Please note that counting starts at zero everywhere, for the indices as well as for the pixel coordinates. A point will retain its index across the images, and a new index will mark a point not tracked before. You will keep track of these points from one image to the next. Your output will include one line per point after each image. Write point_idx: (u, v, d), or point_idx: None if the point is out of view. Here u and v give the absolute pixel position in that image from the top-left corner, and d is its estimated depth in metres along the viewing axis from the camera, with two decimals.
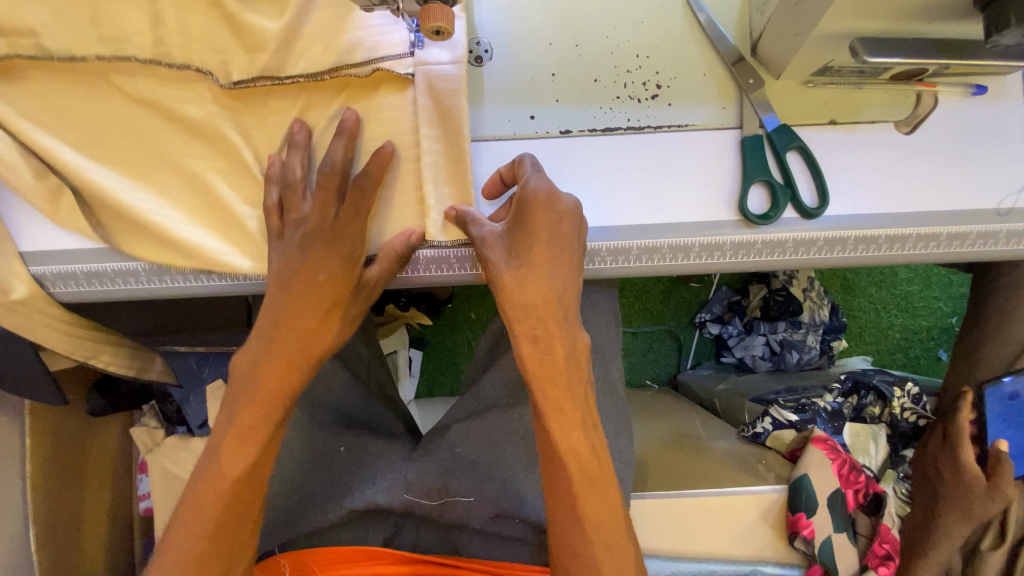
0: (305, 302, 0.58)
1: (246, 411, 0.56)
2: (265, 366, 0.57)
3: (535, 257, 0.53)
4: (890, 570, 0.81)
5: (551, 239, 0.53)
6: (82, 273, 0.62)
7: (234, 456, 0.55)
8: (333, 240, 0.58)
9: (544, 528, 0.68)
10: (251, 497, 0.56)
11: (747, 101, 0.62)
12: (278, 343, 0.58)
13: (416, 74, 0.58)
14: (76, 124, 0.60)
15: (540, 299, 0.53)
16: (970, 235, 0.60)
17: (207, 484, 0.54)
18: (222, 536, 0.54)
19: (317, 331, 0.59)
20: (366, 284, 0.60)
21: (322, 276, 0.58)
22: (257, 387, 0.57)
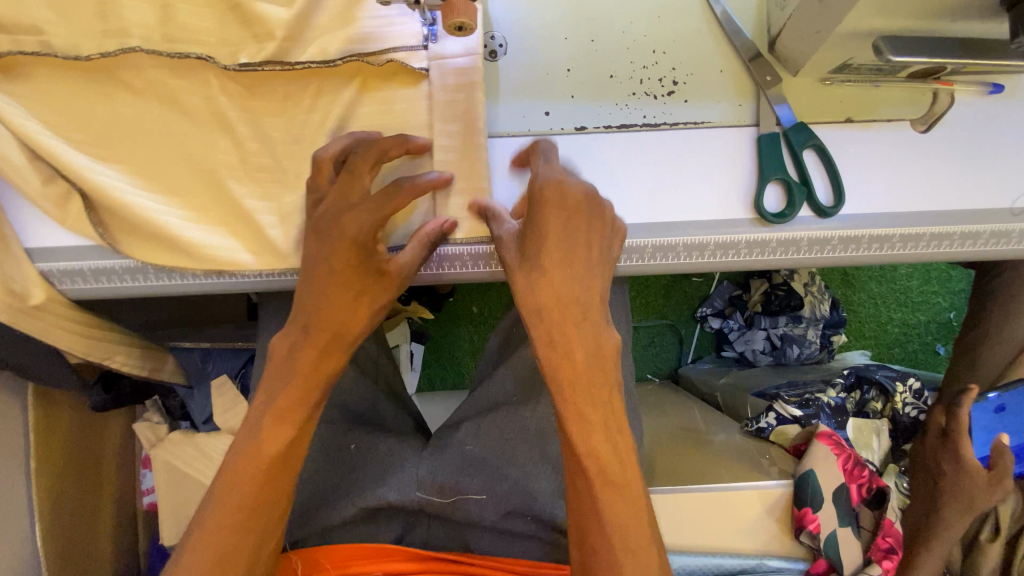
0: (335, 288, 0.55)
1: (285, 393, 0.56)
2: (302, 353, 0.56)
3: (550, 252, 0.51)
4: (894, 563, 0.81)
5: (571, 232, 0.52)
6: (89, 270, 0.61)
7: (272, 435, 0.55)
8: (354, 224, 0.54)
9: (555, 524, 0.69)
10: (282, 487, 0.55)
11: (764, 98, 0.61)
12: (310, 334, 0.56)
13: (431, 68, 0.58)
14: (79, 120, 0.58)
15: (560, 297, 0.52)
16: (982, 234, 0.60)
17: (243, 460, 0.54)
18: (258, 512, 0.54)
19: (349, 318, 0.56)
20: (392, 274, 0.56)
21: (348, 263, 0.55)
22: (295, 372, 0.56)
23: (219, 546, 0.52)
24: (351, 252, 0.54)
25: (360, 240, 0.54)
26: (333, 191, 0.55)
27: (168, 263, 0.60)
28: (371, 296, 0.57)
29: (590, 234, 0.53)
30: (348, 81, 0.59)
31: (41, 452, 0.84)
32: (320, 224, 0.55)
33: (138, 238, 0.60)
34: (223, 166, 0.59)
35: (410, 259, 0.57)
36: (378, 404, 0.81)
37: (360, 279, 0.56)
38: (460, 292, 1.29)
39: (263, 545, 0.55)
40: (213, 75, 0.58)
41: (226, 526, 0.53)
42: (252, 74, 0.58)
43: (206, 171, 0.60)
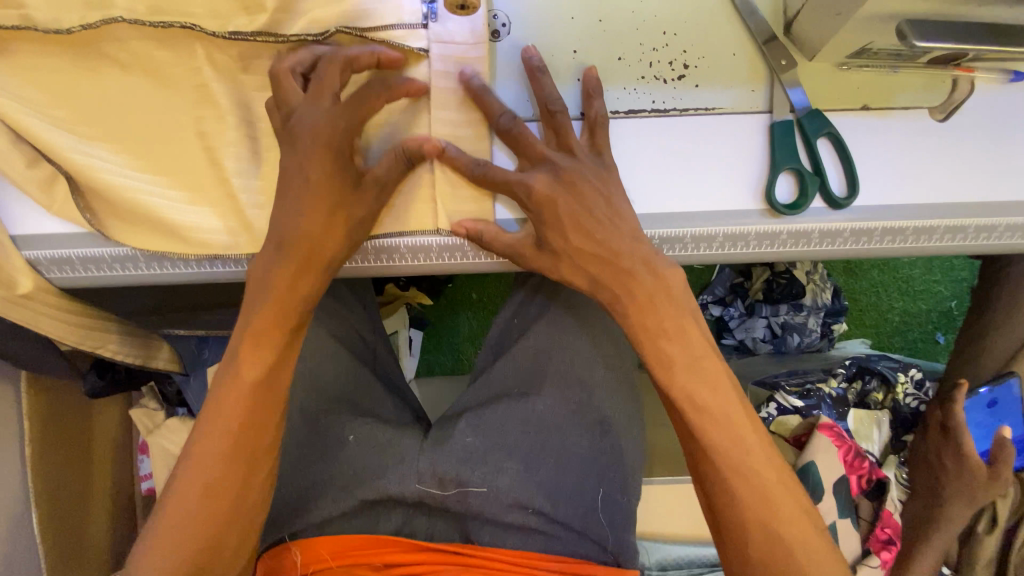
0: (312, 202, 0.54)
1: (263, 315, 0.55)
2: (277, 272, 0.55)
3: (578, 241, 0.55)
4: (893, 553, 0.84)
5: (590, 208, 0.55)
6: (77, 259, 0.59)
7: (251, 359, 0.55)
8: (327, 127, 0.53)
9: (555, 515, 0.69)
10: (266, 409, 0.55)
11: (778, 83, 0.59)
12: (288, 248, 0.55)
13: (430, 50, 0.56)
14: (63, 100, 0.56)
15: (625, 265, 0.55)
16: (997, 228, 0.59)
17: (227, 386, 0.54)
18: (244, 439, 0.54)
19: (324, 238, 0.55)
20: (369, 185, 0.55)
21: (323, 171, 0.54)
22: (273, 296, 0.55)
23: (204, 478, 0.53)
24: (325, 158, 0.54)
25: (335, 146, 0.54)
26: (302, 101, 0.53)
27: (156, 250, 0.58)
28: (347, 210, 0.55)
29: (614, 206, 0.55)
30: None
31: (37, 440, 0.83)
32: (293, 132, 0.53)
33: (128, 224, 0.58)
34: (213, 148, 0.57)
35: (386, 171, 0.56)
36: (376, 392, 0.80)
37: (335, 191, 0.55)
38: (459, 278, 1.28)
39: (252, 476, 0.55)
40: (201, 48, 0.55)
41: (214, 453, 0.53)
42: (243, 48, 0.56)
43: (198, 153, 0.57)
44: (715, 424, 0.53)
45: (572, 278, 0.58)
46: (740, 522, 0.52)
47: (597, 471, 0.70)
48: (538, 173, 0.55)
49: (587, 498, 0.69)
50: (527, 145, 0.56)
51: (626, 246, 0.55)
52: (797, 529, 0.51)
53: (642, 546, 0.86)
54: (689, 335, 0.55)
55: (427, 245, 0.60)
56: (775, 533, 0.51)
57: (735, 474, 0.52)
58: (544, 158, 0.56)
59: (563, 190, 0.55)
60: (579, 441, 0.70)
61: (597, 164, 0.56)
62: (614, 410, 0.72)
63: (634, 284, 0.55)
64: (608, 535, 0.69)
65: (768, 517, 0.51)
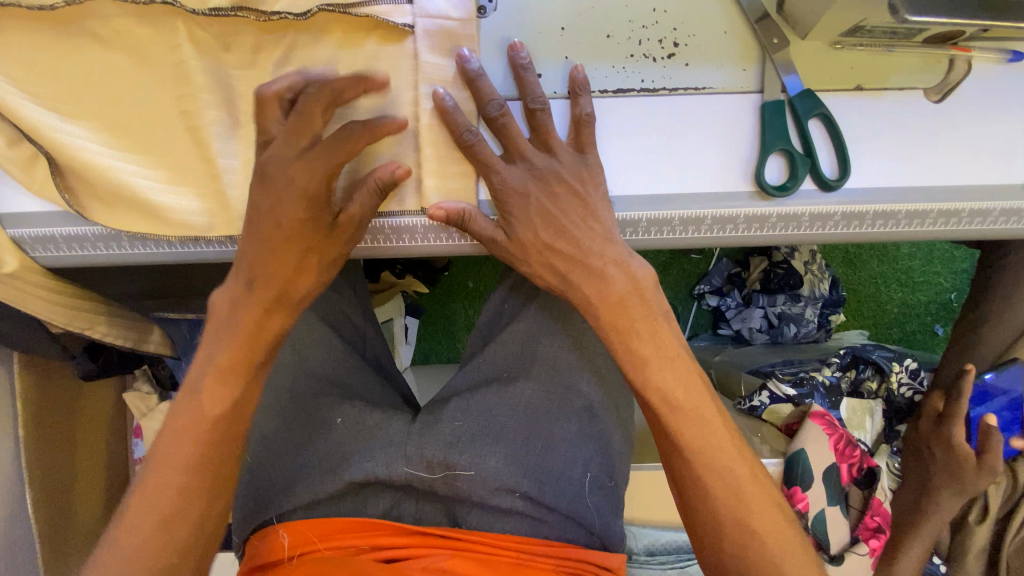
0: (281, 244, 0.55)
1: (234, 348, 0.56)
2: (246, 311, 0.56)
3: (529, 225, 0.57)
4: (881, 541, 0.84)
5: (563, 208, 0.56)
6: (61, 238, 0.60)
7: (216, 398, 0.55)
8: (304, 174, 0.52)
9: (542, 500, 0.68)
10: (233, 434, 0.55)
11: (770, 63, 0.58)
12: (256, 287, 0.56)
13: (416, 24, 0.55)
14: (38, 77, 0.55)
15: (537, 219, 0.56)
16: (992, 212, 0.57)
17: (203, 409, 0.54)
18: (205, 473, 0.54)
19: (293, 277, 0.57)
20: (344, 226, 0.56)
21: (295, 217, 0.54)
22: (240, 335, 0.56)
23: (162, 508, 0.52)
24: (298, 203, 0.53)
25: (314, 192, 0.53)
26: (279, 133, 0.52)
27: (139, 230, 0.59)
28: (317, 253, 0.57)
29: (592, 209, 0.56)
30: (327, 37, 0.56)
31: (32, 421, 0.83)
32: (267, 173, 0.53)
33: (111, 204, 0.58)
34: (200, 128, 0.57)
35: (361, 213, 0.56)
36: (366, 376, 0.80)
37: (306, 235, 0.55)
38: (455, 265, 1.27)
39: (218, 501, 0.54)
40: (183, 26, 0.54)
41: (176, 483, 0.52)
42: (224, 25, 0.55)
43: (182, 132, 0.57)
44: (646, 343, 0.56)
45: (541, 274, 0.59)
46: (663, 434, 0.56)
47: (583, 455, 0.70)
48: (515, 168, 0.56)
49: (575, 483, 0.69)
50: (510, 137, 0.55)
51: (590, 237, 0.56)
52: (726, 463, 0.54)
53: (630, 531, 0.86)
54: (659, 337, 0.56)
55: (413, 224, 0.60)
56: (698, 455, 0.54)
57: (702, 455, 0.54)
58: (523, 152, 0.56)
59: (534, 186, 0.56)
60: (566, 425, 0.70)
61: (578, 161, 0.56)
62: (604, 397, 0.73)
63: (607, 287, 0.56)
64: (595, 520, 0.69)
65: (692, 442, 0.54)
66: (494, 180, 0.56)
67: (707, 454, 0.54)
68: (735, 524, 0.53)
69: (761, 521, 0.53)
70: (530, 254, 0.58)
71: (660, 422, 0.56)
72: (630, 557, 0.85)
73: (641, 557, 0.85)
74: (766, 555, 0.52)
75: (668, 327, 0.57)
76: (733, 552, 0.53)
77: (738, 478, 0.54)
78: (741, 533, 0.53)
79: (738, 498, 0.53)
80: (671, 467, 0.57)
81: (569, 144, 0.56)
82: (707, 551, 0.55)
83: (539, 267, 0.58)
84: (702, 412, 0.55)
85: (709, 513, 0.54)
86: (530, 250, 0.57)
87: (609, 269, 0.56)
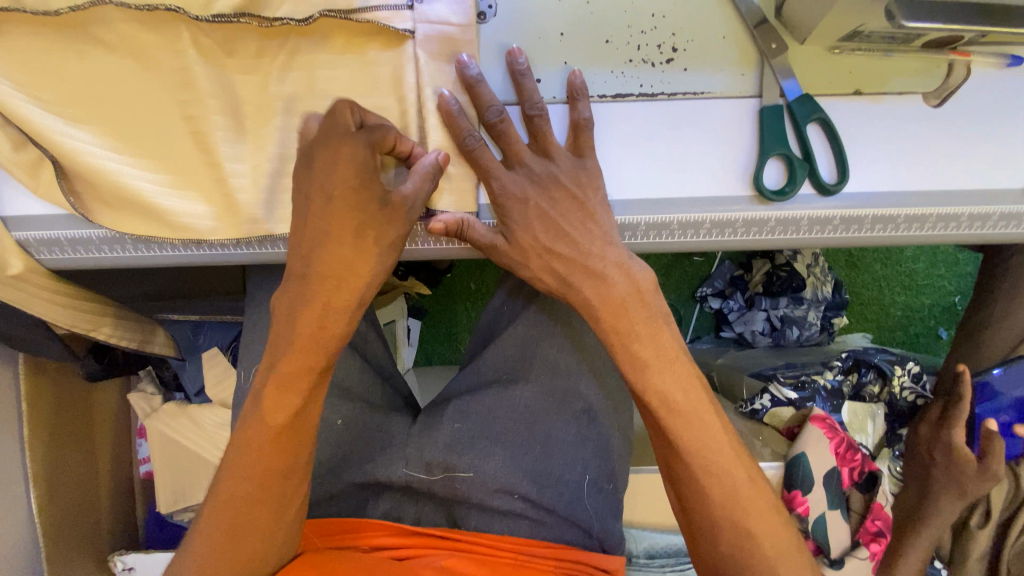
0: (334, 227, 0.52)
1: (300, 354, 0.55)
2: (306, 310, 0.54)
3: (530, 229, 0.58)
4: (881, 545, 0.84)
5: (563, 212, 0.57)
6: (66, 241, 0.61)
7: (278, 405, 0.54)
8: (349, 148, 0.49)
9: (542, 502, 0.69)
10: (291, 442, 0.55)
11: (768, 67, 0.58)
12: (314, 281, 0.54)
13: (416, 30, 0.55)
14: (44, 82, 0.56)
15: (538, 223, 0.58)
16: (992, 216, 0.58)
17: (270, 415, 0.54)
18: (269, 483, 0.54)
19: (355, 261, 0.54)
20: (396, 203, 0.53)
21: (346, 190, 0.50)
22: (303, 344, 0.55)
23: (234, 514, 0.53)
24: (350, 177, 0.50)
25: (361, 164, 0.49)
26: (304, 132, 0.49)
27: (143, 233, 0.59)
28: (373, 230, 0.53)
29: (590, 212, 0.57)
30: (329, 42, 0.56)
31: (36, 422, 0.84)
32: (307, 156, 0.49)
33: (115, 207, 0.59)
34: (202, 131, 0.57)
35: (414, 190, 0.54)
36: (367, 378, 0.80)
37: (361, 211, 0.52)
38: (458, 267, 1.27)
39: (284, 509, 0.55)
40: (186, 31, 0.55)
41: (233, 495, 0.54)
42: (227, 30, 0.55)
43: (186, 135, 0.58)
44: (646, 346, 0.57)
45: (540, 275, 0.60)
46: (662, 434, 0.56)
47: (582, 457, 0.70)
48: (514, 173, 0.57)
49: (574, 485, 0.70)
50: (509, 143, 0.56)
51: (589, 239, 0.57)
52: (722, 467, 0.54)
53: (630, 534, 0.86)
54: (658, 339, 0.56)
55: (411, 227, 0.60)
56: (695, 458, 0.54)
57: (700, 457, 0.54)
58: (521, 158, 0.57)
59: (533, 191, 0.57)
60: (565, 428, 0.71)
61: (575, 165, 0.57)
62: (604, 399, 0.73)
63: (607, 287, 0.57)
64: (594, 522, 0.70)
65: (689, 445, 0.54)
66: (495, 185, 0.56)
67: (707, 458, 0.54)
68: (730, 526, 0.53)
69: (758, 524, 0.53)
70: (530, 256, 0.59)
71: (657, 423, 0.56)
72: (629, 560, 0.85)
73: (640, 560, 0.84)
74: (762, 557, 0.52)
75: (668, 329, 0.57)
76: (729, 553, 0.53)
77: (735, 482, 0.54)
78: (738, 535, 0.53)
79: (734, 502, 0.53)
80: (670, 467, 0.57)
81: (566, 149, 0.57)
82: (700, 549, 0.56)
83: (539, 270, 0.60)
84: (700, 414, 0.55)
85: (707, 515, 0.54)
86: (530, 252, 0.59)
87: (609, 271, 0.57)
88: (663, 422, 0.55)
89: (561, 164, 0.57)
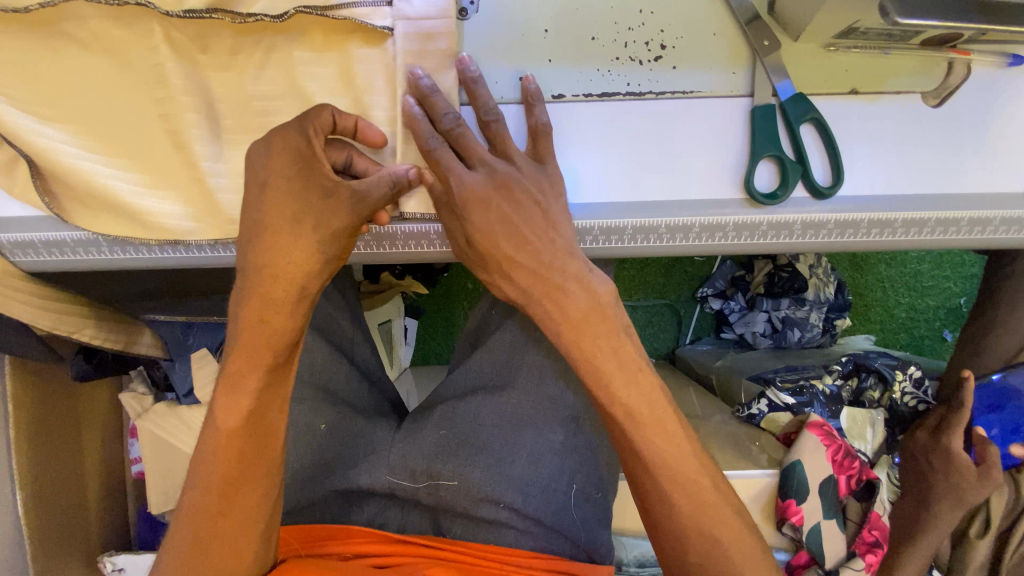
0: (269, 215, 0.51)
1: (246, 351, 0.53)
2: (246, 304, 0.53)
3: (494, 240, 0.53)
4: (878, 557, 0.81)
5: (525, 218, 0.53)
6: (40, 242, 0.60)
7: (227, 403, 0.53)
8: (284, 138, 0.50)
9: (527, 512, 0.67)
10: (250, 450, 0.54)
11: (760, 65, 0.56)
12: (259, 280, 0.52)
13: (395, 27, 0.54)
14: (16, 80, 0.54)
15: (500, 230, 0.53)
16: (993, 220, 0.55)
17: (225, 411, 0.53)
18: (232, 491, 0.53)
19: (294, 252, 0.51)
20: (340, 193, 0.51)
21: (281, 179, 0.50)
22: (248, 340, 0.53)
23: (197, 530, 0.52)
24: (285, 167, 0.50)
25: (297, 150, 0.50)
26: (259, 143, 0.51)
27: (118, 234, 0.59)
28: (314, 217, 0.51)
29: (552, 219, 0.53)
30: (307, 40, 0.55)
31: (23, 423, 0.83)
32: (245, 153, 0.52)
33: (90, 208, 0.58)
34: (176, 130, 0.56)
35: (366, 186, 0.51)
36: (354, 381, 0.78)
37: (299, 199, 0.51)
38: (455, 266, 1.26)
39: (251, 523, 0.54)
40: (159, 27, 0.54)
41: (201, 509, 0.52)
42: (200, 25, 0.54)
43: (162, 134, 0.56)
44: (610, 360, 0.53)
45: (502, 285, 0.55)
46: (629, 449, 0.53)
47: (568, 466, 0.69)
48: (475, 172, 0.52)
49: (560, 494, 0.68)
50: (466, 146, 0.52)
51: (551, 249, 0.53)
52: (703, 480, 0.52)
53: (621, 541, 0.85)
54: (622, 353, 0.53)
55: (394, 231, 0.60)
56: (662, 470, 0.52)
57: (665, 468, 0.52)
58: (481, 157, 0.53)
59: (495, 196, 0.52)
60: (553, 436, 0.69)
61: (538, 171, 0.54)
62: (593, 405, 0.71)
63: (564, 302, 0.53)
64: (581, 531, 0.68)
65: (654, 455, 0.52)
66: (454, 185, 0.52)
67: (674, 471, 0.52)
68: (702, 539, 0.51)
69: (726, 538, 0.51)
70: (491, 266, 0.55)
71: (621, 436, 0.53)
72: (619, 568, 0.84)
73: (630, 567, 0.83)
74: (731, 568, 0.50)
75: None
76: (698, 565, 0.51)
77: (701, 491, 0.52)
78: (709, 548, 0.51)
79: (702, 514, 0.51)
80: (632, 478, 0.54)
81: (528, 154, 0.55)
82: (669, 563, 0.53)
83: (500, 278, 0.55)
84: (667, 428, 0.53)
85: (674, 525, 0.52)
86: (490, 261, 0.54)
87: (570, 285, 0.53)
88: (629, 434, 0.52)
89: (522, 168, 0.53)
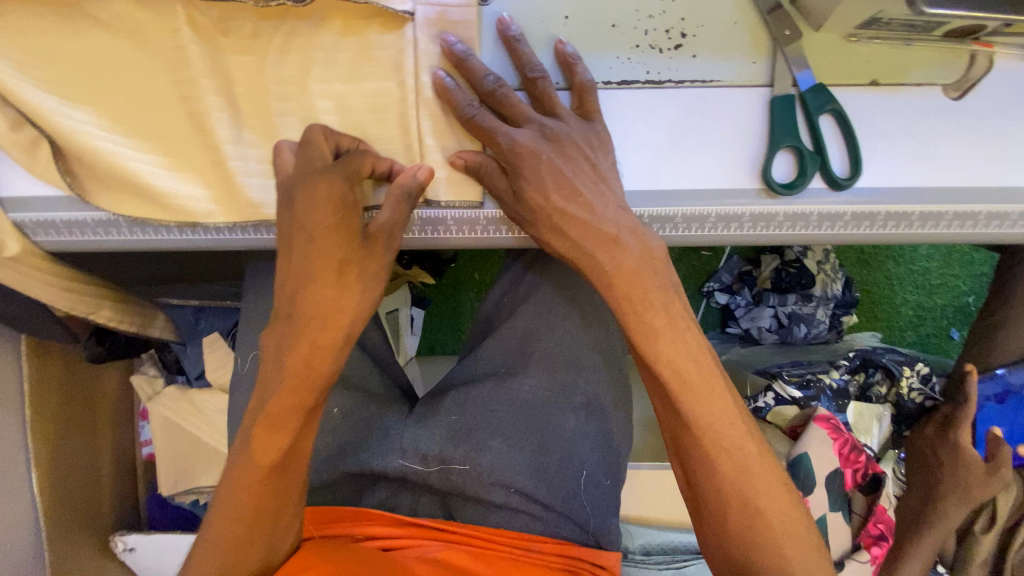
0: (317, 264, 0.53)
1: (287, 390, 0.54)
2: (291, 349, 0.54)
3: (553, 198, 0.53)
4: (883, 549, 0.83)
5: (582, 178, 0.54)
6: (61, 222, 0.60)
7: (266, 441, 0.54)
8: (324, 185, 0.51)
9: (535, 496, 0.68)
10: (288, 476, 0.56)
11: (781, 55, 0.56)
12: (301, 316, 0.54)
13: (416, 12, 0.54)
14: (39, 60, 0.54)
15: (560, 180, 0.53)
16: (1010, 215, 0.55)
17: (252, 442, 0.54)
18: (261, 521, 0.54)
19: (338, 294, 0.54)
20: (376, 235, 0.54)
21: (326, 227, 0.52)
22: (292, 374, 0.54)
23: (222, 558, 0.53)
24: (328, 216, 0.52)
25: (337, 197, 0.52)
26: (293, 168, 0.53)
27: (139, 215, 0.59)
28: (356, 266, 0.54)
29: (602, 174, 0.54)
30: (327, 23, 0.55)
31: (38, 403, 0.84)
32: (292, 194, 0.52)
33: (113, 189, 0.58)
34: (199, 113, 0.56)
35: (393, 218, 0.54)
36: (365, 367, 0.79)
37: (341, 245, 0.53)
38: (462, 256, 1.26)
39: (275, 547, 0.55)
40: (182, 8, 0.54)
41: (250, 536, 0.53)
42: (222, 8, 0.54)
43: (184, 115, 0.57)
44: (659, 314, 0.53)
45: (549, 241, 0.55)
46: (672, 408, 0.53)
47: (580, 452, 0.69)
48: (524, 130, 0.54)
49: (570, 480, 0.69)
50: (511, 105, 0.54)
51: (603, 203, 0.53)
52: (725, 460, 0.51)
53: (627, 530, 0.88)
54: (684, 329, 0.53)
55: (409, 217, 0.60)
56: (711, 437, 0.51)
57: (716, 442, 0.51)
58: (528, 115, 0.54)
59: (550, 151, 0.53)
60: (564, 422, 0.69)
61: (586, 128, 0.54)
62: (603, 394, 0.71)
63: (621, 254, 0.53)
64: (590, 518, 0.69)
65: (700, 417, 0.51)
66: (500, 139, 0.53)
67: (723, 439, 0.51)
68: (749, 521, 0.50)
69: (775, 519, 0.50)
70: (541, 219, 0.54)
71: (668, 397, 0.53)
72: (626, 556, 0.86)
73: (636, 555, 0.85)
74: (773, 548, 0.50)
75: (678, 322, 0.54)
76: (738, 541, 0.51)
77: (749, 464, 0.51)
78: (751, 528, 0.50)
79: (747, 486, 0.51)
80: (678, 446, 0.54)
81: (574, 111, 0.55)
82: (712, 543, 0.53)
83: (549, 234, 0.55)
84: (728, 401, 0.52)
85: (716, 505, 0.52)
86: (541, 217, 0.54)
87: (624, 235, 0.53)
88: (675, 396, 0.52)
89: (570, 127, 0.54)
